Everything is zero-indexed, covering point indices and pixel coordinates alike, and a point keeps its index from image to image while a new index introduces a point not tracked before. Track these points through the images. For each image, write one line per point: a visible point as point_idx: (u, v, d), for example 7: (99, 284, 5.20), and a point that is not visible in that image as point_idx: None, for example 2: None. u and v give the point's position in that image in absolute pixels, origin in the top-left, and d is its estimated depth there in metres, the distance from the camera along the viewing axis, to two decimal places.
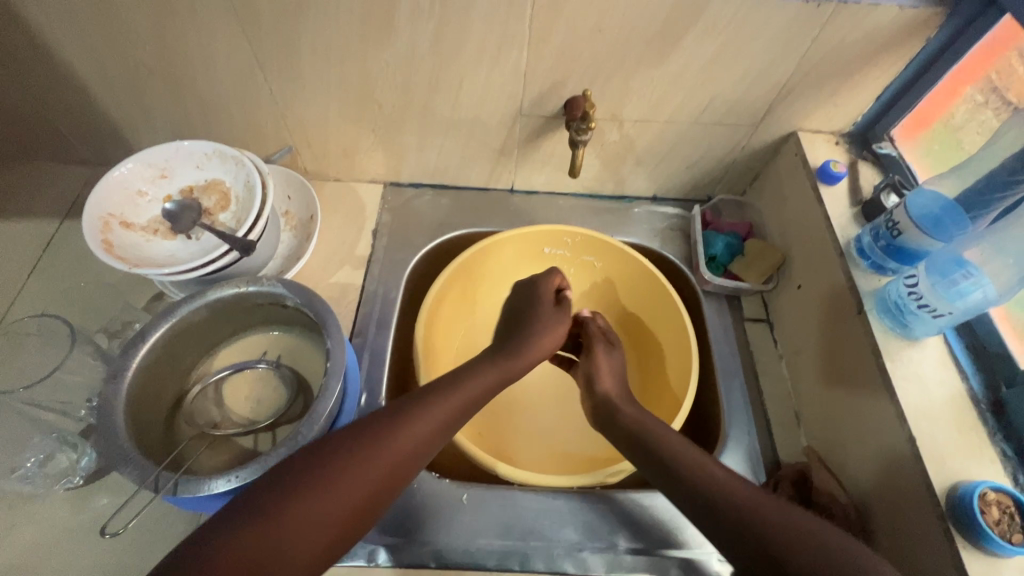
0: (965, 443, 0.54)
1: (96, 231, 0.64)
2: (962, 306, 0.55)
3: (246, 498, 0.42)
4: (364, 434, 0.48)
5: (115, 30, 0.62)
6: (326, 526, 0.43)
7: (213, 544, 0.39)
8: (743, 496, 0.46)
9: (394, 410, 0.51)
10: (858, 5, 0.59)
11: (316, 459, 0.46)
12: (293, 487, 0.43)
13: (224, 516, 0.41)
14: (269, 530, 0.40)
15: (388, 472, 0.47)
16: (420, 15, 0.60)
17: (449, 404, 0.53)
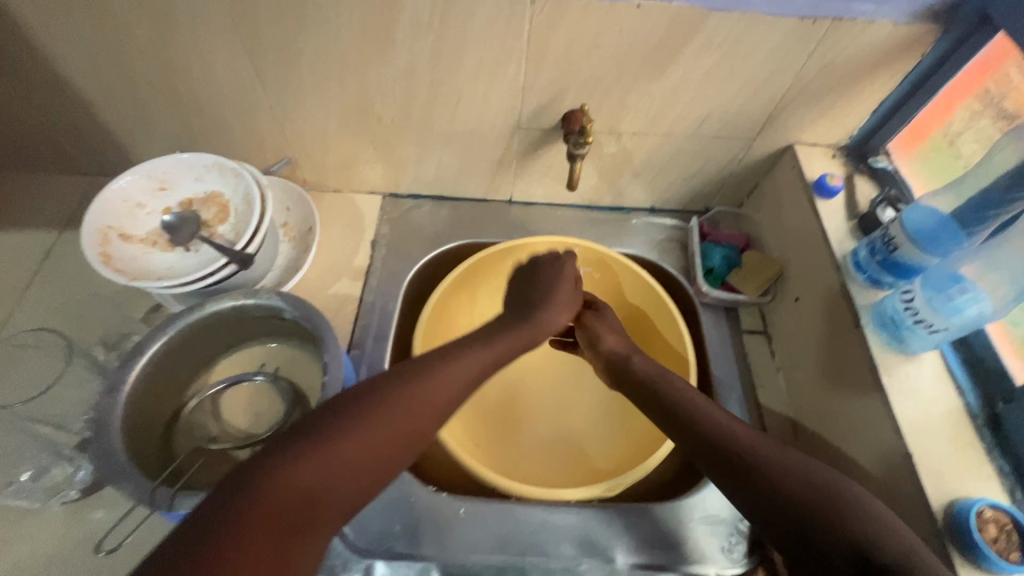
0: (962, 459, 0.54)
1: (94, 243, 0.64)
2: (958, 322, 0.55)
3: (292, 433, 0.43)
4: (399, 376, 0.49)
5: (117, 44, 0.63)
6: (374, 458, 0.44)
7: (268, 472, 0.39)
8: (741, 440, 0.51)
9: (428, 359, 0.52)
10: (853, 22, 0.59)
11: (357, 397, 0.46)
12: (339, 423, 0.44)
13: (273, 448, 0.41)
14: (320, 461, 0.41)
15: (426, 415, 0.48)
16: (419, 30, 0.61)
17: (478, 357, 0.54)
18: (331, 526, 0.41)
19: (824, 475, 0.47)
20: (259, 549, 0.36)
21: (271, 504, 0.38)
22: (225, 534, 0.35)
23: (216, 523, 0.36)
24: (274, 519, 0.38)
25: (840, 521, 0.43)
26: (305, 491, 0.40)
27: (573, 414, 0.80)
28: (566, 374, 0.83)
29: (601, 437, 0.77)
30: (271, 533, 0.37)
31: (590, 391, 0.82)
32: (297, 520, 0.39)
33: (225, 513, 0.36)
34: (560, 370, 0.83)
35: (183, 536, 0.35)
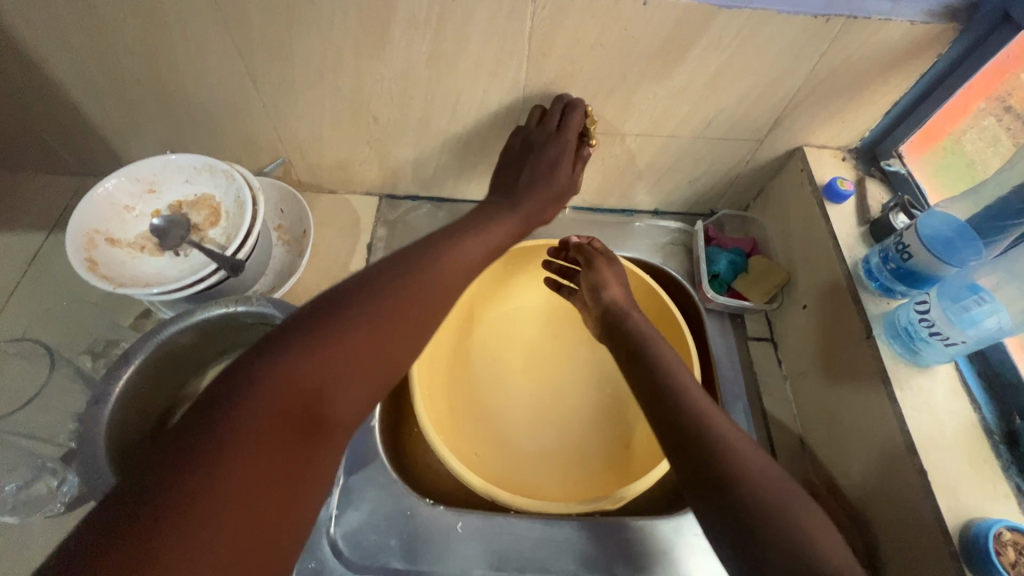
0: (978, 478, 0.52)
1: (80, 248, 0.62)
2: (976, 334, 0.53)
3: (269, 343, 0.41)
4: (374, 282, 0.47)
5: (101, 41, 0.60)
6: (374, 354, 0.44)
7: (248, 382, 0.38)
8: (711, 424, 0.49)
9: (403, 263, 0.50)
10: (869, 21, 0.57)
11: (332, 306, 0.44)
12: (316, 329, 0.42)
13: (252, 358, 0.40)
14: (303, 368, 0.40)
15: (409, 319, 0.46)
16: (416, 28, 0.58)
17: (459, 263, 0.53)
18: (336, 430, 0.41)
19: (772, 473, 0.46)
20: (253, 458, 0.36)
21: (256, 414, 0.37)
22: (214, 446, 0.35)
23: (203, 436, 0.35)
24: (264, 428, 0.37)
25: (772, 520, 0.43)
26: (291, 400, 0.39)
27: (572, 423, 0.78)
28: (566, 380, 0.81)
29: (601, 448, 0.76)
30: (263, 443, 0.36)
31: (592, 401, 0.79)
32: (290, 428, 0.38)
33: (210, 425, 0.36)
34: (563, 377, 0.81)
35: (171, 449, 0.35)
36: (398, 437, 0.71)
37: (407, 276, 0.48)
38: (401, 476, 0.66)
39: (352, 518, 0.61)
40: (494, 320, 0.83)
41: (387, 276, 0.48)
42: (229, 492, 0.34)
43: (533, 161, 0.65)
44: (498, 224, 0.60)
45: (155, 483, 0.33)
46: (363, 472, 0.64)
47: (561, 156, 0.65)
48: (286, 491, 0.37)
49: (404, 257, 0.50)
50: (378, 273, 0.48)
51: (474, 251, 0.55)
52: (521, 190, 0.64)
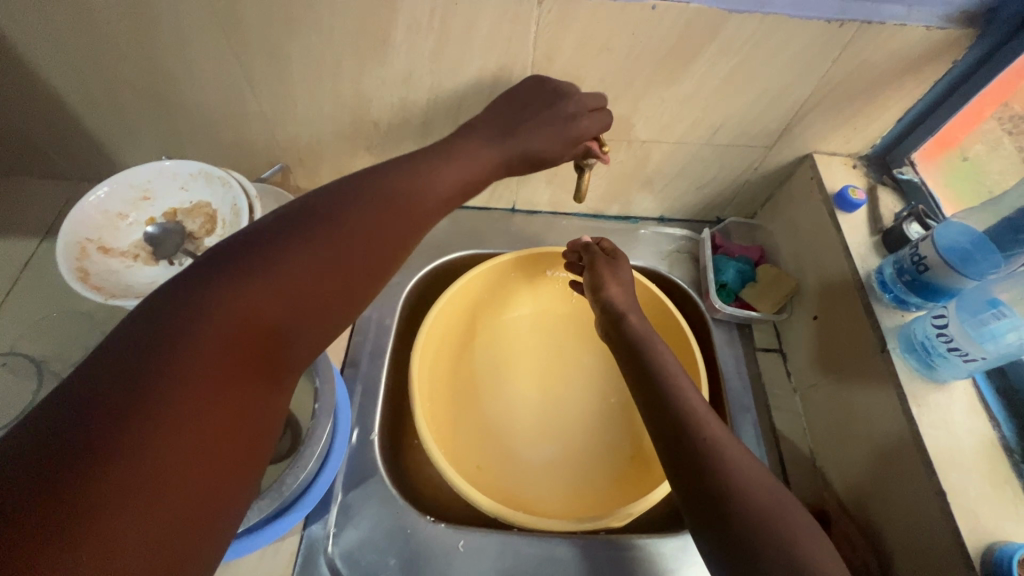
0: (999, 499, 0.50)
1: (71, 258, 0.60)
2: (996, 350, 0.51)
3: (207, 271, 0.36)
4: (331, 207, 0.42)
5: (92, 44, 0.59)
6: (337, 289, 0.39)
7: (184, 316, 0.33)
8: (707, 426, 0.48)
9: (364, 187, 0.44)
10: (884, 26, 0.55)
11: (281, 232, 0.39)
12: (265, 257, 0.37)
13: (189, 287, 0.35)
14: (251, 302, 0.35)
15: (371, 249, 0.42)
16: (417, 31, 0.57)
17: (429, 191, 0.47)
18: (289, 371, 0.38)
19: (770, 485, 0.44)
20: (195, 402, 0.31)
21: (195, 351, 0.32)
22: (144, 386, 0.30)
23: (129, 373, 0.30)
24: (215, 370, 0.32)
25: (765, 527, 0.42)
26: (237, 337, 0.34)
27: (577, 431, 0.76)
28: (571, 387, 0.79)
29: (607, 456, 0.74)
30: (207, 385, 0.32)
31: (598, 413, 0.77)
32: (237, 368, 0.34)
33: (138, 362, 0.31)
34: (568, 388, 0.79)
35: (89, 387, 0.29)
36: (398, 450, 0.69)
37: (375, 201, 0.44)
38: (402, 491, 0.65)
39: (351, 536, 0.59)
40: (495, 328, 0.81)
41: (349, 199, 0.43)
42: (168, 438, 0.29)
43: (518, 117, 0.56)
44: (473, 154, 0.52)
45: (73, 425, 0.28)
46: (362, 488, 0.62)
47: (553, 120, 0.56)
48: (234, 437, 0.33)
49: (369, 176, 0.45)
50: (335, 196, 0.43)
51: (446, 178, 0.49)
52: (515, 124, 0.56)
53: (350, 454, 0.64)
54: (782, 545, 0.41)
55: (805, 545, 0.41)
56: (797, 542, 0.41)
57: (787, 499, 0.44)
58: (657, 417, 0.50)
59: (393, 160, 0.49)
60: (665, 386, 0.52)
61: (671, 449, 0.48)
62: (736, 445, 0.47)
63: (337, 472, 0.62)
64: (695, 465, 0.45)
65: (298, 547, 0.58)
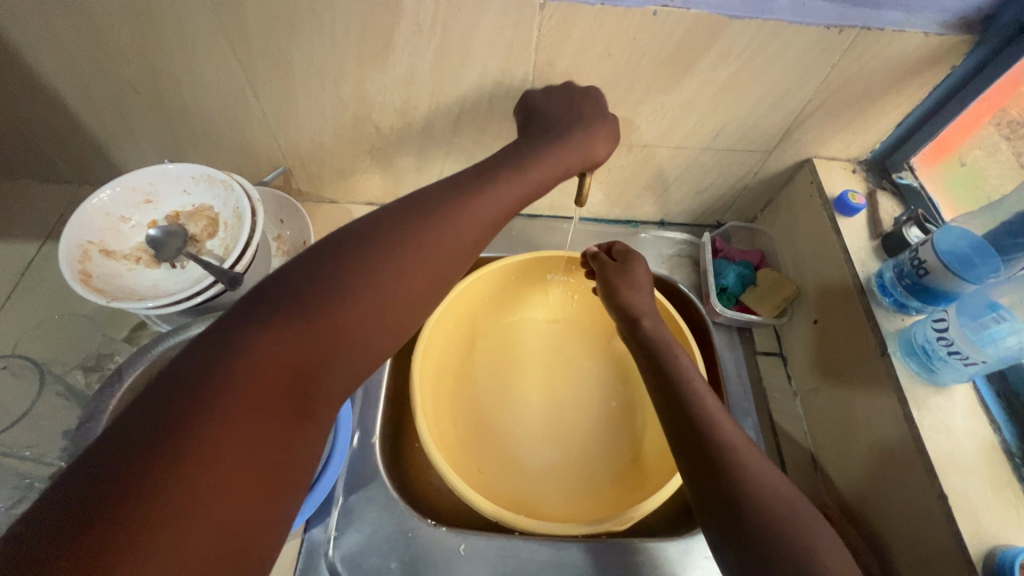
0: (1000, 501, 0.50)
1: (73, 260, 0.60)
2: (996, 354, 0.51)
3: (252, 308, 0.38)
4: (370, 241, 0.43)
5: (97, 48, 0.59)
6: (370, 330, 0.41)
7: (230, 352, 0.35)
8: (725, 433, 0.47)
9: (405, 220, 0.45)
10: (882, 32, 0.56)
11: (322, 268, 0.41)
12: (307, 294, 0.39)
13: (232, 327, 0.37)
14: (292, 339, 0.37)
15: (409, 284, 0.43)
16: (420, 36, 0.57)
17: (471, 220, 0.47)
18: (319, 408, 0.39)
19: (783, 489, 0.44)
20: (238, 436, 0.33)
21: (241, 387, 0.34)
22: (194, 418, 0.32)
23: (180, 407, 0.32)
24: (252, 404, 0.34)
25: (779, 527, 0.42)
26: (278, 374, 0.36)
27: (579, 435, 0.76)
28: (573, 391, 0.79)
29: (608, 459, 0.74)
30: (249, 421, 0.33)
31: (599, 416, 0.77)
32: (277, 405, 0.36)
33: (189, 397, 0.32)
34: (569, 391, 0.79)
35: (144, 420, 0.31)
36: (399, 452, 0.69)
37: (418, 235, 0.44)
38: (403, 495, 0.64)
39: (351, 539, 0.59)
40: (499, 331, 0.82)
41: (389, 236, 0.43)
42: (214, 471, 0.31)
43: (549, 137, 0.55)
44: (513, 176, 0.51)
45: (128, 457, 0.29)
46: (363, 491, 0.62)
47: (590, 127, 0.56)
48: (270, 472, 0.34)
49: (415, 208, 0.46)
50: (373, 228, 0.44)
51: (488, 204, 0.48)
52: (564, 129, 0.56)
53: (351, 457, 0.64)
54: (796, 546, 0.40)
55: (819, 545, 0.41)
56: (814, 546, 0.41)
57: (801, 502, 0.44)
58: (673, 420, 0.51)
59: (441, 186, 0.49)
60: (681, 388, 0.52)
61: (686, 451, 0.48)
62: (754, 452, 0.47)
63: (338, 476, 0.62)
64: (709, 467, 0.46)
65: (299, 550, 0.58)
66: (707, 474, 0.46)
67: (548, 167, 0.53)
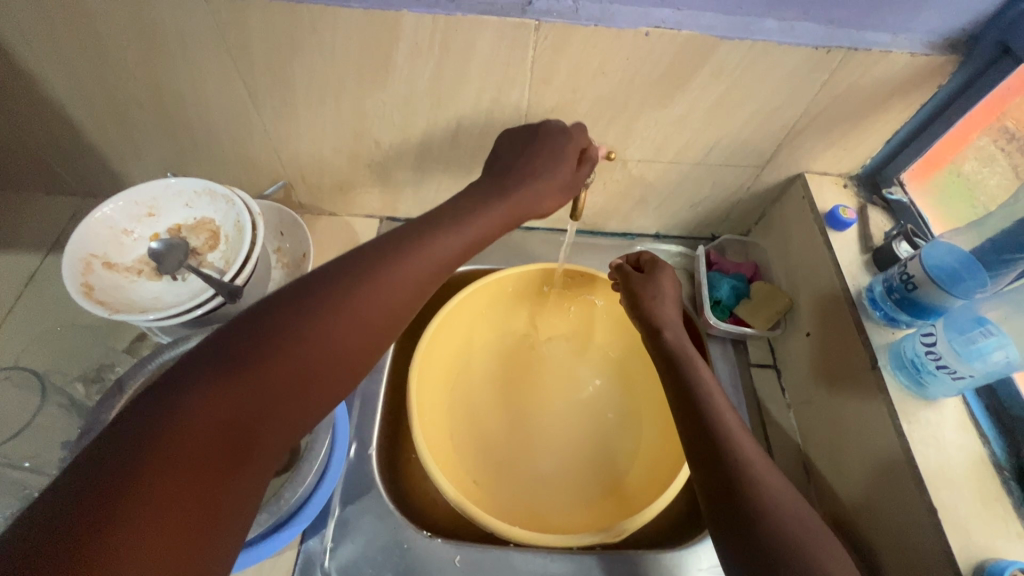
0: (989, 514, 0.51)
1: (76, 273, 0.61)
2: (983, 368, 0.52)
3: (207, 353, 0.38)
4: (335, 277, 0.43)
5: (103, 65, 0.61)
6: (325, 369, 0.40)
7: (177, 401, 0.34)
8: (744, 453, 0.48)
9: (374, 253, 0.46)
10: (869, 52, 0.57)
11: (284, 306, 0.41)
12: (263, 337, 0.39)
13: (186, 372, 0.36)
14: (242, 384, 0.36)
15: (374, 319, 0.43)
16: (418, 55, 0.58)
17: (439, 249, 0.48)
18: (268, 451, 0.38)
19: (797, 511, 0.44)
20: (177, 487, 0.32)
21: (184, 443, 0.33)
22: (131, 479, 0.30)
23: (119, 459, 0.31)
24: (197, 452, 0.33)
25: (794, 543, 0.42)
26: (224, 420, 0.35)
27: (575, 447, 0.77)
28: (569, 404, 0.80)
29: (602, 470, 0.74)
30: (189, 476, 0.32)
31: (596, 427, 0.78)
32: (222, 453, 0.35)
33: (129, 448, 0.32)
34: (563, 403, 0.80)
35: (83, 474, 0.30)
36: (396, 462, 0.70)
37: (379, 271, 0.44)
38: (399, 506, 0.65)
39: (347, 550, 0.60)
40: (494, 344, 0.82)
41: (353, 272, 0.44)
42: (149, 526, 0.30)
43: (527, 158, 0.57)
44: (487, 206, 0.53)
45: (64, 513, 0.29)
46: (360, 502, 0.63)
47: (561, 142, 0.58)
48: (213, 521, 0.33)
49: (383, 244, 0.47)
50: (338, 265, 0.44)
51: (459, 237, 0.50)
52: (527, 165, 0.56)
53: (348, 468, 0.65)
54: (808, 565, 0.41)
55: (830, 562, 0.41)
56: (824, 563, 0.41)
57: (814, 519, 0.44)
58: (693, 436, 0.50)
59: (411, 224, 0.50)
60: (704, 399, 0.52)
61: (703, 467, 0.48)
62: (773, 472, 0.47)
63: (336, 487, 0.63)
64: (727, 489, 0.46)
65: (296, 560, 0.59)
66: (722, 491, 0.46)
67: (516, 190, 0.55)
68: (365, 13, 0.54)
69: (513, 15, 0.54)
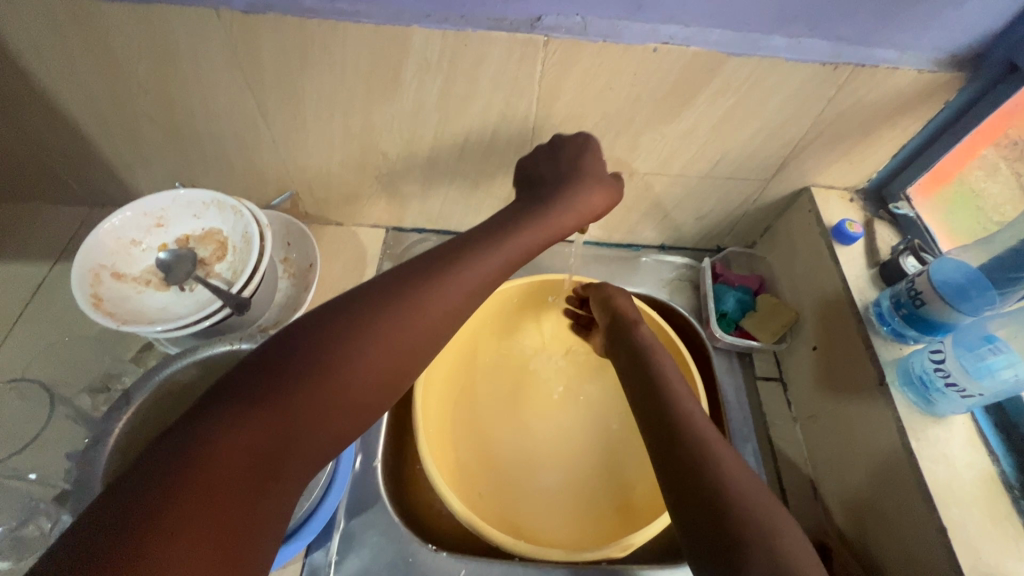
0: (999, 533, 0.51)
1: (85, 284, 0.61)
2: (992, 386, 0.52)
3: (243, 377, 0.38)
4: (365, 305, 0.44)
5: (114, 77, 0.61)
6: (359, 395, 0.41)
7: (214, 422, 0.35)
8: (700, 437, 0.48)
9: (407, 283, 0.46)
10: (877, 68, 0.57)
11: (317, 334, 0.41)
12: (293, 366, 0.39)
13: (225, 395, 0.37)
14: (270, 409, 0.37)
15: (401, 349, 0.43)
16: (427, 70, 0.59)
17: (466, 278, 0.47)
18: (301, 472, 0.39)
19: (757, 491, 0.44)
20: (206, 512, 0.32)
21: (221, 463, 0.34)
22: (173, 494, 0.31)
23: (153, 483, 0.32)
24: (233, 470, 0.34)
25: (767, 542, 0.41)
26: (256, 446, 0.36)
27: (582, 461, 0.77)
28: (573, 418, 0.80)
29: (605, 485, 0.74)
30: (224, 494, 0.33)
31: (599, 440, 0.78)
32: (251, 479, 0.35)
33: (163, 473, 0.32)
34: (569, 414, 0.81)
35: (117, 498, 0.31)
36: (401, 474, 0.70)
37: (418, 298, 0.45)
38: (403, 518, 0.65)
39: (352, 564, 0.59)
40: (503, 356, 0.82)
41: (391, 298, 0.44)
42: (180, 545, 0.30)
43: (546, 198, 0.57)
44: (512, 237, 0.52)
45: (98, 536, 0.29)
46: (366, 515, 0.63)
47: (584, 180, 0.58)
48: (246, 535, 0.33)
49: (422, 270, 0.47)
50: (367, 292, 0.45)
51: (496, 261, 0.50)
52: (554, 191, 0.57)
53: (353, 481, 0.65)
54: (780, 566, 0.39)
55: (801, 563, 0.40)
56: (796, 562, 0.40)
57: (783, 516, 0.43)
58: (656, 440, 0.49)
59: (450, 246, 0.50)
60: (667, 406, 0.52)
61: (670, 472, 0.47)
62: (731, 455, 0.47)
63: (341, 500, 0.62)
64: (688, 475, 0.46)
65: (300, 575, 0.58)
66: (687, 478, 0.46)
67: (550, 224, 0.55)
68: (376, 28, 0.54)
69: (523, 30, 0.55)
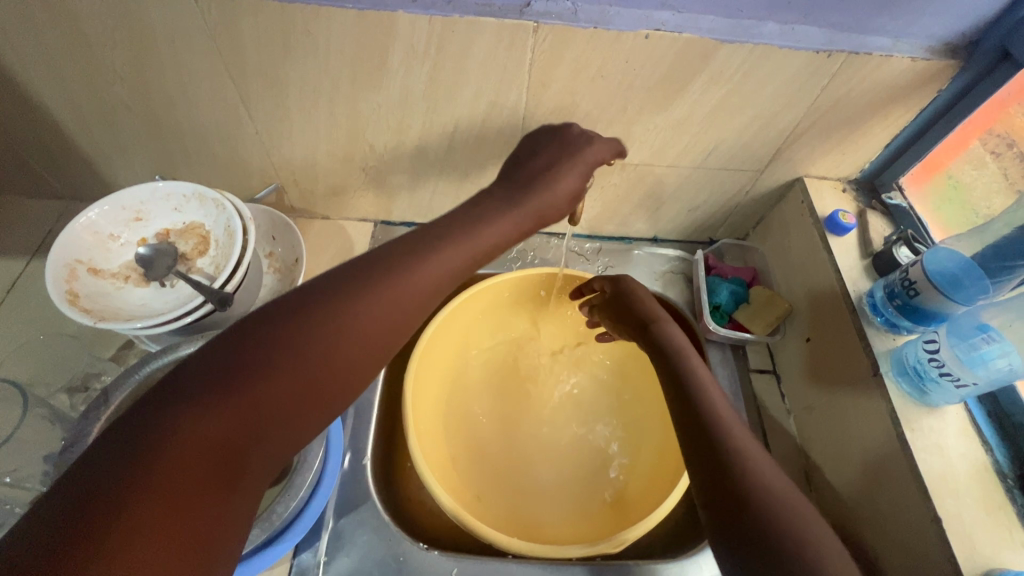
0: (994, 523, 0.51)
1: (60, 280, 0.59)
2: (986, 375, 0.52)
3: (204, 365, 0.36)
4: (331, 290, 0.41)
5: (87, 66, 0.59)
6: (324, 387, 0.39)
7: (172, 414, 0.33)
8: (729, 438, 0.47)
9: (378, 267, 0.43)
10: (870, 56, 0.57)
11: (281, 319, 0.39)
12: (257, 356, 0.37)
13: (186, 384, 0.35)
14: (231, 402, 0.35)
15: (375, 336, 0.41)
16: (414, 58, 0.57)
17: (439, 265, 0.45)
18: (258, 467, 0.37)
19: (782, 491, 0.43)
20: (167, 513, 0.31)
21: (180, 459, 0.32)
22: (130, 491, 0.30)
23: (107, 485, 0.30)
24: (192, 469, 0.32)
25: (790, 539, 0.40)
26: (217, 444, 0.34)
27: (574, 457, 0.76)
28: (564, 414, 0.79)
29: (601, 479, 0.74)
30: (183, 491, 0.32)
31: (592, 434, 0.77)
32: (215, 475, 0.34)
33: (120, 472, 0.31)
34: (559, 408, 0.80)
35: (72, 494, 0.30)
36: (389, 471, 0.68)
37: (389, 277, 0.43)
38: (395, 517, 0.64)
39: (342, 564, 0.58)
40: (493, 349, 0.81)
41: (363, 279, 0.42)
42: (138, 545, 0.29)
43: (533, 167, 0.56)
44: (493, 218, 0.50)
45: (53, 542, 0.28)
46: (355, 514, 0.61)
47: None
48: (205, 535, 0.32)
49: (396, 253, 0.45)
50: (337, 278, 0.42)
51: (476, 243, 0.48)
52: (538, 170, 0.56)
53: (341, 479, 0.63)
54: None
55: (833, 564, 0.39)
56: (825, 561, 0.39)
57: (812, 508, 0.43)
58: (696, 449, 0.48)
59: (426, 228, 0.48)
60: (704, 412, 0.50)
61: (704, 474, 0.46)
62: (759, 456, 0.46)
63: (329, 498, 0.61)
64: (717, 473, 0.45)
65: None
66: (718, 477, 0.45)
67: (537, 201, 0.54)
68: (360, 14, 0.53)
69: (511, 16, 0.53)
